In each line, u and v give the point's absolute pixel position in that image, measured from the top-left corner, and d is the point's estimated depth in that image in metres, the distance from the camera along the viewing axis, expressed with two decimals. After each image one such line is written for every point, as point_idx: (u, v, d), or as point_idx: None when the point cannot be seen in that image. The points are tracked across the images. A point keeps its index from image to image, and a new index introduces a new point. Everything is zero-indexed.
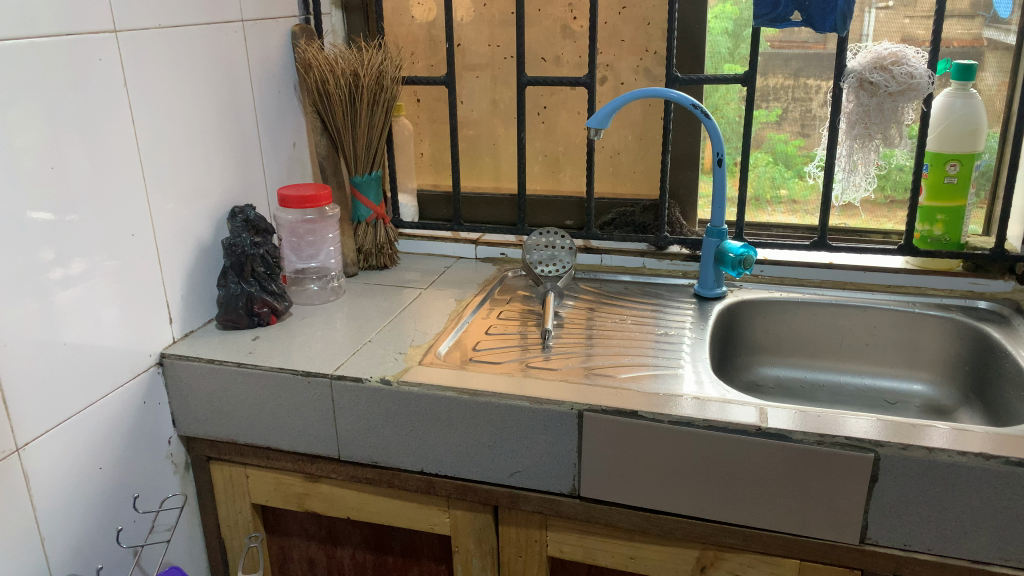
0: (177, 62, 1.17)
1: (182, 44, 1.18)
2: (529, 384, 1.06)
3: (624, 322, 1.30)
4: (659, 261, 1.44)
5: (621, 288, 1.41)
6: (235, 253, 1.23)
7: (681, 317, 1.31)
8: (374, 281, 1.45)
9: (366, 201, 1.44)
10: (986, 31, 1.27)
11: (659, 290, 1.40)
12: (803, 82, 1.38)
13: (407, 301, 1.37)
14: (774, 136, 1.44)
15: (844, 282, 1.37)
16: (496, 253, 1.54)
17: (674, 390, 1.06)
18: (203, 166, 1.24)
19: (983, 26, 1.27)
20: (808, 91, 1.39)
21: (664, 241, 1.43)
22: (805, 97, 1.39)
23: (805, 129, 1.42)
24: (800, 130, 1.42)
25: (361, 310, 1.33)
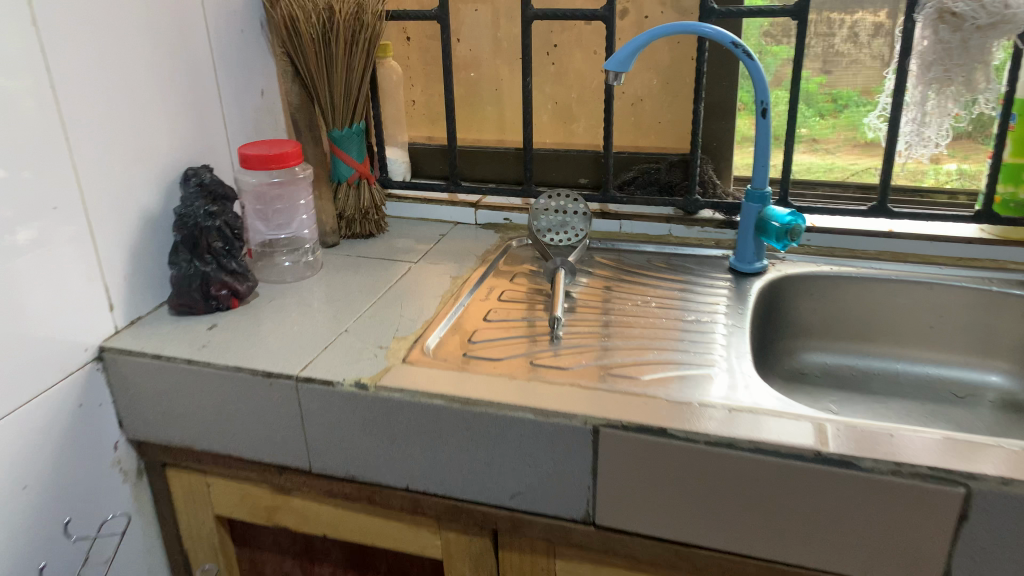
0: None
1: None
2: (533, 390, 0.88)
3: (647, 304, 1.10)
4: (687, 228, 1.24)
5: (644, 261, 1.22)
6: (190, 230, 1.04)
7: (715, 298, 1.11)
8: (358, 252, 1.26)
9: (347, 158, 1.24)
10: None
11: (688, 265, 1.20)
12: (827, 16, 1.22)
13: (394, 276, 1.18)
14: (795, 74, 1.28)
15: (905, 254, 1.17)
16: (498, 218, 1.34)
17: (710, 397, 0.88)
18: (146, 121, 1.03)
19: None
20: (831, 25, 1.23)
21: (694, 206, 1.23)
22: (828, 31, 1.23)
23: (828, 66, 1.26)
24: (822, 66, 1.26)
25: (340, 288, 1.14)
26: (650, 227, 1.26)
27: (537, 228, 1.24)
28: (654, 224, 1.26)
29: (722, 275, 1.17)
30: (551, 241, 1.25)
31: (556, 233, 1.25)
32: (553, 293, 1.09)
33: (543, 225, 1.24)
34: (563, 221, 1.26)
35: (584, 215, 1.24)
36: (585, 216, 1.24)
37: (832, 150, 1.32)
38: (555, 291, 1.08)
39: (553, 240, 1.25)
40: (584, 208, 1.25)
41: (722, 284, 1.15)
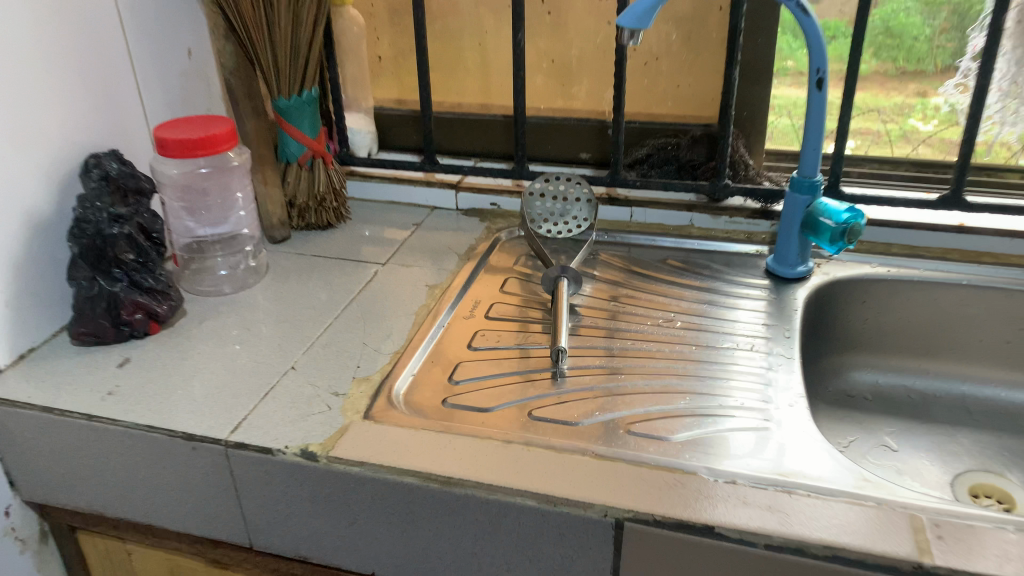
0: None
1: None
2: (533, 463, 0.67)
3: (668, 321, 0.89)
4: (713, 218, 1.04)
5: (661, 261, 1.01)
6: (91, 241, 0.82)
7: (750, 314, 0.91)
8: (313, 249, 1.04)
9: (297, 133, 1.01)
10: None
11: (712, 267, 0.99)
12: None
13: (357, 283, 0.95)
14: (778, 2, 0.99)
15: (977, 253, 0.97)
16: (484, 203, 1.12)
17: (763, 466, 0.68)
18: (27, 99, 0.79)
19: None
20: None
21: (722, 192, 1.01)
22: None
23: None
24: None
25: (289, 300, 0.92)
26: (668, 216, 1.05)
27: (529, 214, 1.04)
28: (676, 213, 1.05)
29: (753, 281, 0.96)
30: (550, 229, 1.05)
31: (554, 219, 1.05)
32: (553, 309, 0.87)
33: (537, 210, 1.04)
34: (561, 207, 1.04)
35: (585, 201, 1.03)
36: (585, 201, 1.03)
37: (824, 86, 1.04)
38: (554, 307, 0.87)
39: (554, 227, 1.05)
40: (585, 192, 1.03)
41: (757, 295, 0.94)
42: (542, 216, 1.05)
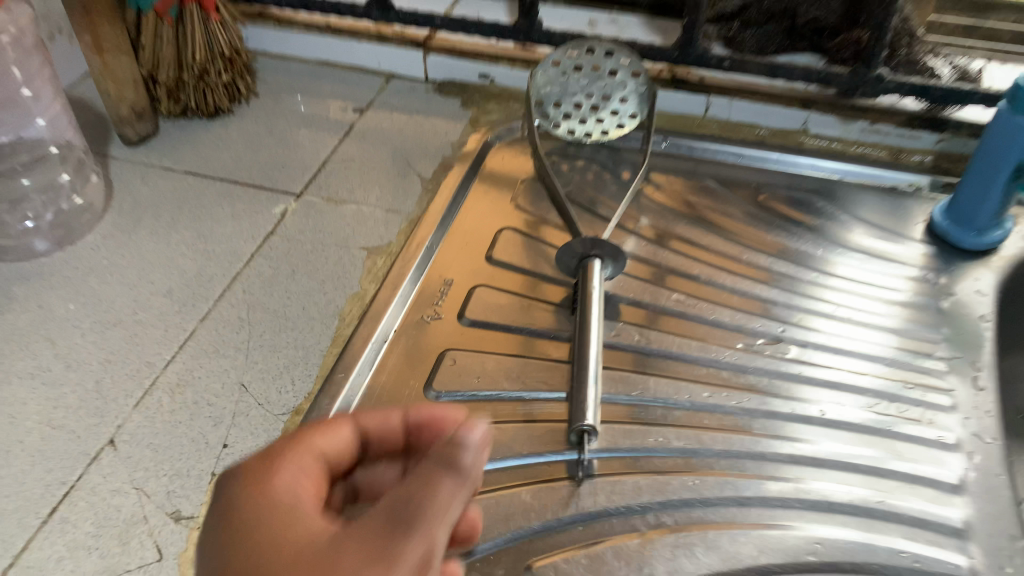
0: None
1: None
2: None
3: (771, 343, 0.52)
4: (842, 124, 0.63)
5: (756, 203, 0.62)
6: None
7: (909, 330, 0.54)
8: (190, 159, 0.64)
9: None
10: None
11: (838, 221, 0.60)
12: None
13: (250, 237, 0.58)
14: None
15: None
16: (471, 74, 0.71)
17: None
18: None
19: None
20: None
21: (873, 91, 0.59)
22: None
23: None
24: None
25: (132, 275, 0.55)
26: (767, 116, 0.65)
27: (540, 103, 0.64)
28: (783, 111, 0.64)
29: (907, 253, 0.58)
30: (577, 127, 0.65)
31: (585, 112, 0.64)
32: (573, 323, 0.50)
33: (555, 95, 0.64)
34: (593, 96, 0.64)
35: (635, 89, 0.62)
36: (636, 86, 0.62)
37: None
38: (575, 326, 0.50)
39: (584, 122, 0.65)
40: (636, 73, 0.62)
41: (917, 287, 0.56)
42: (563, 106, 0.64)
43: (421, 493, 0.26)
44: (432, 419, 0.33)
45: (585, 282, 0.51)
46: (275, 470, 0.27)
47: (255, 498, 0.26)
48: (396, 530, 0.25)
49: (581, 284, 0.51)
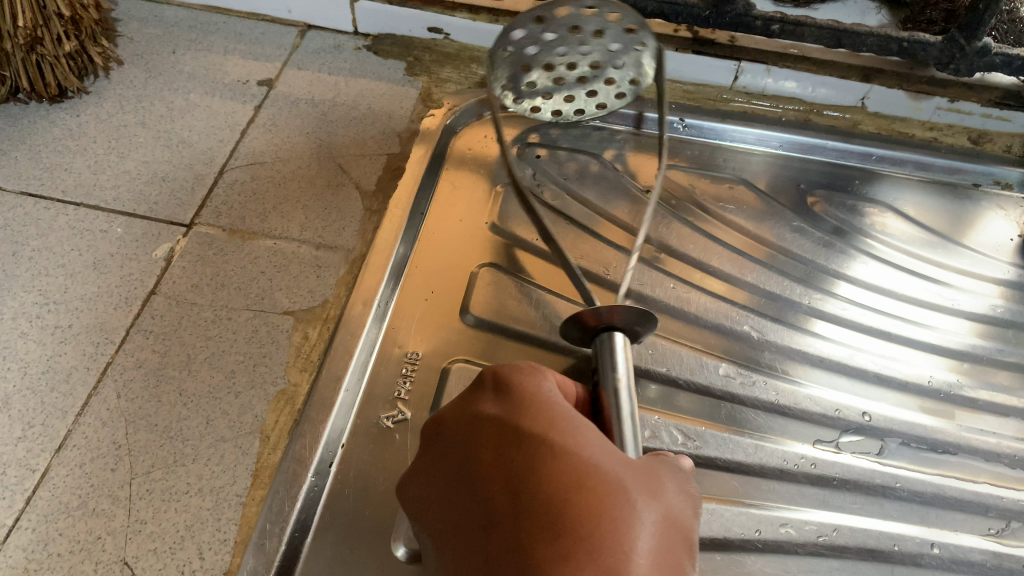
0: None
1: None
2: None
3: (854, 439, 0.39)
4: (912, 100, 0.49)
5: (807, 213, 0.47)
6: None
7: (1018, 406, 0.42)
8: (26, 171, 0.45)
9: None
10: None
11: (910, 238, 0.47)
12: None
13: (121, 303, 0.40)
14: None
15: None
16: (417, 26, 0.54)
17: None
18: None
19: None
20: None
21: (966, 69, 0.45)
22: None
23: None
24: None
25: None
26: (816, 89, 0.50)
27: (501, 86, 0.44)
28: (839, 84, 0.49)
29: (993, 289, 0.46)
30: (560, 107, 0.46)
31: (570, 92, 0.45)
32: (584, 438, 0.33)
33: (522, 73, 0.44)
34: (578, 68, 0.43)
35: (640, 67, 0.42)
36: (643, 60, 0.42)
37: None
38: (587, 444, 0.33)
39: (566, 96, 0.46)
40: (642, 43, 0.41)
41: (1013, 341, 0.45)
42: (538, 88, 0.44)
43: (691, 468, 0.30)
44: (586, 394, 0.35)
45: (604, 369, 0.34)
46: (582, 439, 0.27)
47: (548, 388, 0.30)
48: (689, 486, 0.28)
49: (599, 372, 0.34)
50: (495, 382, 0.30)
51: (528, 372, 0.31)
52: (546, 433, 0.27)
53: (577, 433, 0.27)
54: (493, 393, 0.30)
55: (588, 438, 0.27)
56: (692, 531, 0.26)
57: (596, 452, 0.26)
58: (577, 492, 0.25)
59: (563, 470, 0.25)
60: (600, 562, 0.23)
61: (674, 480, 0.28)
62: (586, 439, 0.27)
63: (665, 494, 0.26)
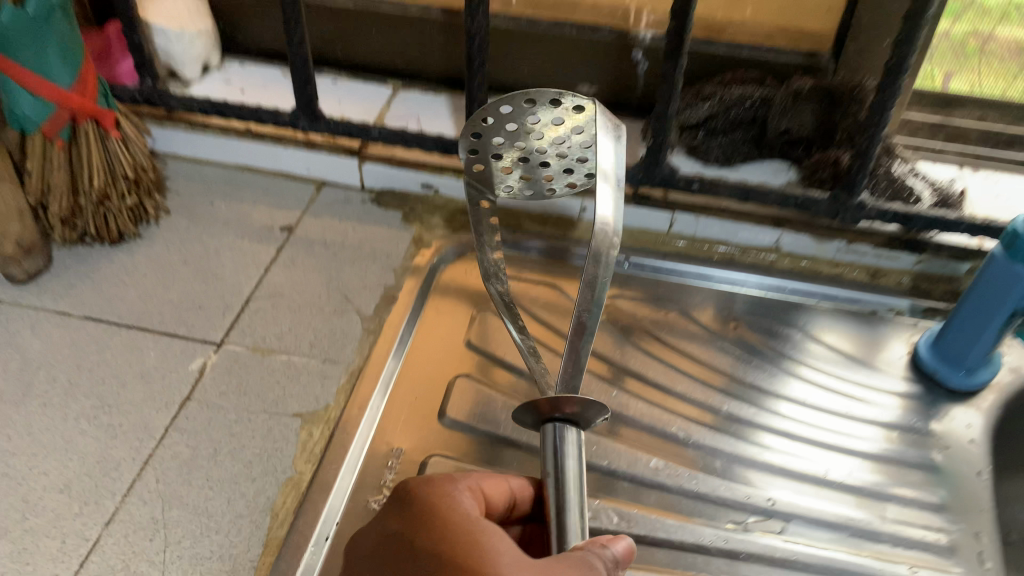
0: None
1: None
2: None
3: (760, 520, 0.47)
4: (818, 243, 0.59)
5: (730, 335, 0.57)
6: None
7: (905, 494, 0.49)
8: (90, 300, 0.56)
9: (36, 81, 0.51)
10: None
11: (818, 356, 0.56)
12: None
13: (162, 406, 0.50)
14: None
15: None
16: (412, 184, 0.64)
17: None
18: None
19: None
20: None
21: (851, 216, 0.55)
22: None
23: None
24: None
25: (21, 464, 0.46)
26: (738, 234, 0.60)
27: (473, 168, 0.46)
28: (755, 229, 0.59)
29: (894, 401, 0.54)
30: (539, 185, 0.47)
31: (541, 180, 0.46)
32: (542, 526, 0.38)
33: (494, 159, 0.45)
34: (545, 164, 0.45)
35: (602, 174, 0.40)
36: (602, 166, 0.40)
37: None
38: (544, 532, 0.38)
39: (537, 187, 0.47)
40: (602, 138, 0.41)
41: (909, 441, 0.52)
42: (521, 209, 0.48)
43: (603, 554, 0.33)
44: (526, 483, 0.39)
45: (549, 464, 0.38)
46: (479, 541, 0.31)
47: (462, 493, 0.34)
48: (592, 574, 0.32)
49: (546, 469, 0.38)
50: (409, 490, 0.34)
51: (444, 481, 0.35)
52: (450, 537, 0.31)
53: (477, 536, 0.32)
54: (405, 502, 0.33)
55: (487, 540, 0.31)
56: None
57: (489, 551, 0.31)
58: None
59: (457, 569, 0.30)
60: None
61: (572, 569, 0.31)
62: (484, 542, 0.31)
63: None
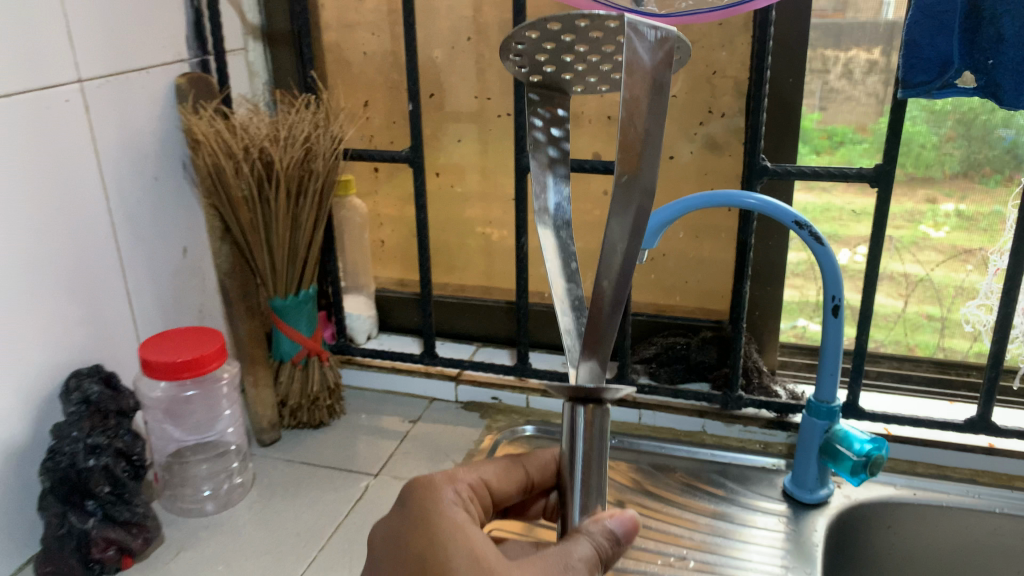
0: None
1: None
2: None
3: (679, 559, 0.83)
4: (726, 426, 0.99)
5: (670, 472, 0.95)
6: (66, 475, 0.76)
7: (771, 550, 0.84)
8: (303, 454, 0.99)
9: (293, 333, 0.98)
10: None
11: (730, 486, 0.93)
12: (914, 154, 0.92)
13: (345, 502, 0.91)
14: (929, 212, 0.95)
15: (1007, 477, 0.91)
16: (486, 396, 1.08)
17: None
18: (10, 325, 0.78)
19: None
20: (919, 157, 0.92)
21: (736, 402, 0.97)
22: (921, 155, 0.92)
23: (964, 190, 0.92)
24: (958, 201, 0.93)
25: (272, 525, 0.87)
26: (679, 421, 1.01)
27: (517, 48, 0.46)
28: (687, 418, 1.00)
29: (778, 506, 0.90)
30: (554, 152, 0.51)
31: (560, 131, 0.51)
32: (561, 483, 0.59)
33: (541, 65, 0.48)
34: (584, 73, 0.49)
35: (621, 95, 0.39)
36: (622, 116, 0.39)
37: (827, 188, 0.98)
38: (567, 491, 0.58)
39: (581, 87, 0.51)
40: (642, 60, 0.39)
41: (781, 527, 0.87)
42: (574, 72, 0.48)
43: (576, 552, 0.55)
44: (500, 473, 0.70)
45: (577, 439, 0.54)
46: (469, 548, 0.58)
47: (456, 516, 0.61)
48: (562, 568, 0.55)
49: (568, 456, 0.56)
50: (417, 488, 0.65)
51: (432, 515, 0.61)
52: (454, 544, 0.59)
53: (468, 540, 0.59)
54: (409, 495, 0.63)
55: (475, 542, 0.59)
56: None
57: (476, 552, 0.58)
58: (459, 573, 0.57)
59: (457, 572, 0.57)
60: None
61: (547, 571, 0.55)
62: (474, 542, 0.59)
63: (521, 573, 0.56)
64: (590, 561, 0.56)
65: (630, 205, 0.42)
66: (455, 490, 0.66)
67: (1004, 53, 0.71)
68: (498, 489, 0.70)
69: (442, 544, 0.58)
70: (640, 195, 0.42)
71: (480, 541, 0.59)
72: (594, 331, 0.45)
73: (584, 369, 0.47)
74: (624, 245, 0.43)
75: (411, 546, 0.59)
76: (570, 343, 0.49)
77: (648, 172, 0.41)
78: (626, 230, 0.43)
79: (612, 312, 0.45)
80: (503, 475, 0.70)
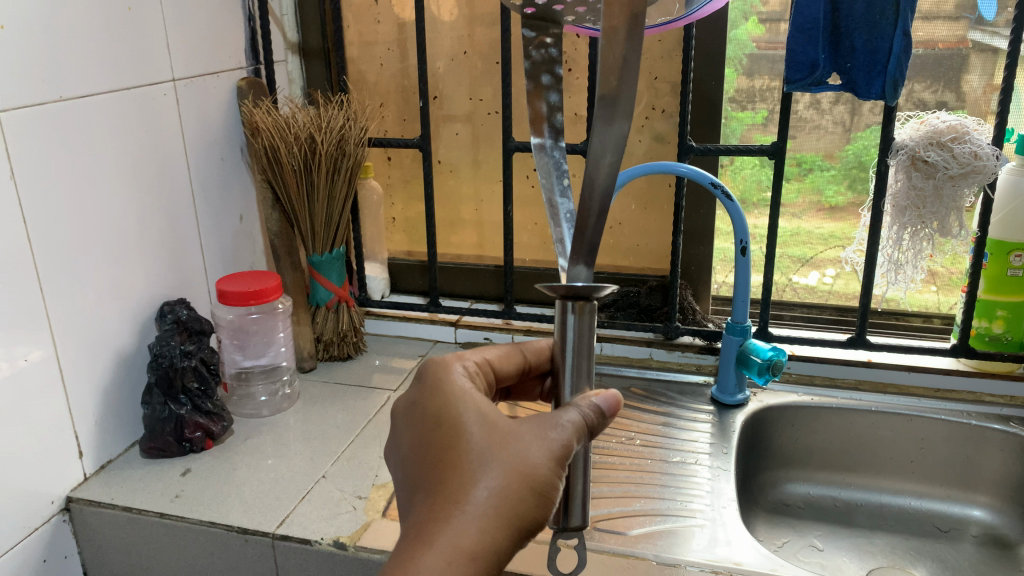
0: (101, 121, 0.98)
1: (102, 71, 0.97)
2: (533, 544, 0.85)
3: (631, 442, 1.10)
4: (669, 352, 1.26)
5: (626, 387, 1.22)
6: (167, 371, 1.02)
7: (699, 433, 1.11)
8: (336, 379, 1.25)
9: (327, 283, 1.23)
10: (970, 34, 1.11)
11: (673, 395, 1.20)
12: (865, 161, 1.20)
13: (372, 407, 1.16)
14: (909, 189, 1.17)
15: (884, 383, 1.19)
16: (478, 336, 1.34)
17: (682, 553, 0.88)
18: (124, 262, 1.03)
19: (968, 28, 1.10)
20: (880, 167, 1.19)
21: (675, 331, 1.24)
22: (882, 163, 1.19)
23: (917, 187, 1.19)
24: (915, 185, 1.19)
25: (316, 423, 1.12)
26: (632, 350, 1.27)
27: None
28: (637, 347, 1.27)
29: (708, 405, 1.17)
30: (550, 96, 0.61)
31: (550, 69, 0.61)
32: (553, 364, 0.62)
33: None
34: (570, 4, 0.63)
35: (601, 25, 0.47)
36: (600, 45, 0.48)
37: (799, 214, 1.26)
38: (558, 373, 0.61)
39: (568, 16, 0.66)
40: None
41: (709, 419, 1.14)
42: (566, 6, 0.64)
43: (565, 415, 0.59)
44: (506, 352, 0.71)
45: (561, 331, 0.58)
46: (471, 408, 0.60)
47: (463, 382, 0.63)
48: (552, 430, 0.58)
49: (558, 343, 0.59)
50: (426, 362, 0.66)
51: (444, 380, 0.63)
52: (458, 406, 0.60)
53: (473, 401, 0.61)
54: (421, 366, 0.65)
55: (478, 404, 0.61)
56: (533, 451, 0.57)
57: (478, 412, 0.60)
58: (462, 432, 0.59)
59: (458, 432, 0.59)
60: (463, 471, 0.57)
61: (539, 432, 0.58)
62: (477, 403, 0.61)
63: (516, 431, 0.59)
64: (579, 426, 0.58)
65: (613, 120, 0.50)
66: (464, 366, 0.66)
67: (858, 58, 1.01)
68: (500, 369, 0.70)
69: (454, 401, 0.61)
70: (621, 111, 0.49)
71: (486, 402, 0.62)
72: (581, 236, 0.55)
73: (571, 272, 0.56)
74: (609, 158, 0.51)
75: (426, 406, 0.62)
76: (565, 249, 0.59)
77: (626, 92, 0.48)
78: (609, 144, 0.51)
79: (598, 219, 0.54)
80: (506, 355, 0.71)
